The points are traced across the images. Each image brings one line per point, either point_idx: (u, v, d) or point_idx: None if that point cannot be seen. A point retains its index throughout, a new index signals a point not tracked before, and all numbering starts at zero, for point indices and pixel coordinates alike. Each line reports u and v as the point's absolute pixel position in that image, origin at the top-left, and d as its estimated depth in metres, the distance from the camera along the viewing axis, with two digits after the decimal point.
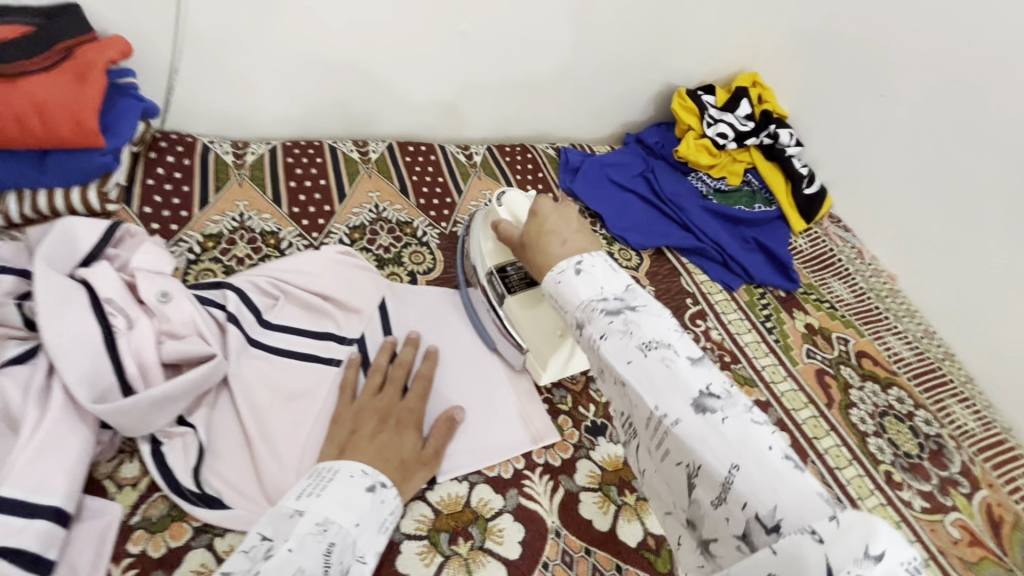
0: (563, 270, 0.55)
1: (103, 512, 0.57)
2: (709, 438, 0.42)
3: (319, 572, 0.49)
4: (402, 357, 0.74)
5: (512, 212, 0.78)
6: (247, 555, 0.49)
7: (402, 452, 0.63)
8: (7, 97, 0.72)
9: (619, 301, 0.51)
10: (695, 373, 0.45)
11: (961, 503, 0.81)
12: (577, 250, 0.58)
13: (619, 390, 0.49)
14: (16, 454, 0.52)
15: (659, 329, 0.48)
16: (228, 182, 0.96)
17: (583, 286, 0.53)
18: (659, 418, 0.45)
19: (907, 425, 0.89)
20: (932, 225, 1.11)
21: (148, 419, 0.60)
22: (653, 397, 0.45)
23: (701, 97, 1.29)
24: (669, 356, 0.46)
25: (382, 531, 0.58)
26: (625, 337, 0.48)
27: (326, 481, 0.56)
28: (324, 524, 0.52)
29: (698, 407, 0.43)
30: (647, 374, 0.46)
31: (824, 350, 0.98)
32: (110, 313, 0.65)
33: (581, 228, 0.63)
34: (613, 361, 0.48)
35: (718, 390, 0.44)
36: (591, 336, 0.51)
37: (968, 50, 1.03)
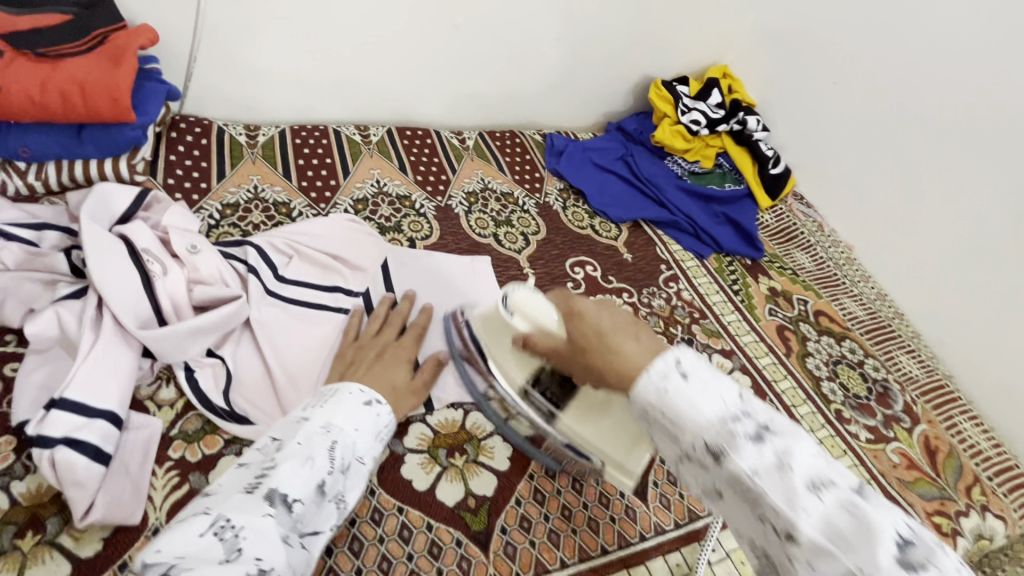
0: (667, 374, 0.48)
1: (146, 424, 0.65)
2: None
3: (327, 462, 0.55)
4: (401, 309, 0.83)
5: (528, 317, 0.68)
6: (259, 450, 0.55)
7: (394, 381, 0.71)
8: (53, 77, 0.81)
9: (751, 419, 0.45)
10: (881, 513, 0.39)
11: (902, 435, 0.91)
12: (657, 349, 0.51)
13: (784, 544, 0.41)
14: (76, 367, 0.61)
15: (810, 456, 0.43)
16: (242, 159, 1.05)
17: (703, 398, 0.46)
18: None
19: (858, 371, 0.99)
20: (884, 199, 1.23)
21: (183, 347, 0.69)
22: (848, 555, 0.38)
23: (675, 87, 1.41)
24: (846, 499, 0.40)
25: (378, 440, 0.64)
26: (783, 473, 0.42)
27: (326, 397, 0.63)
28: (328, 426, 0.58)
29: (904, 565, 0.37)
30: (830, 522, 0.40)
31: (785, 309, 1.09)
32: (147, 260, 0.74)
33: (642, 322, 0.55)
34: (782, 506, 0.41)
35: (907, 532, 0.39)
36: (736, 469, 0.43)
37: (910, 41, 1.15)
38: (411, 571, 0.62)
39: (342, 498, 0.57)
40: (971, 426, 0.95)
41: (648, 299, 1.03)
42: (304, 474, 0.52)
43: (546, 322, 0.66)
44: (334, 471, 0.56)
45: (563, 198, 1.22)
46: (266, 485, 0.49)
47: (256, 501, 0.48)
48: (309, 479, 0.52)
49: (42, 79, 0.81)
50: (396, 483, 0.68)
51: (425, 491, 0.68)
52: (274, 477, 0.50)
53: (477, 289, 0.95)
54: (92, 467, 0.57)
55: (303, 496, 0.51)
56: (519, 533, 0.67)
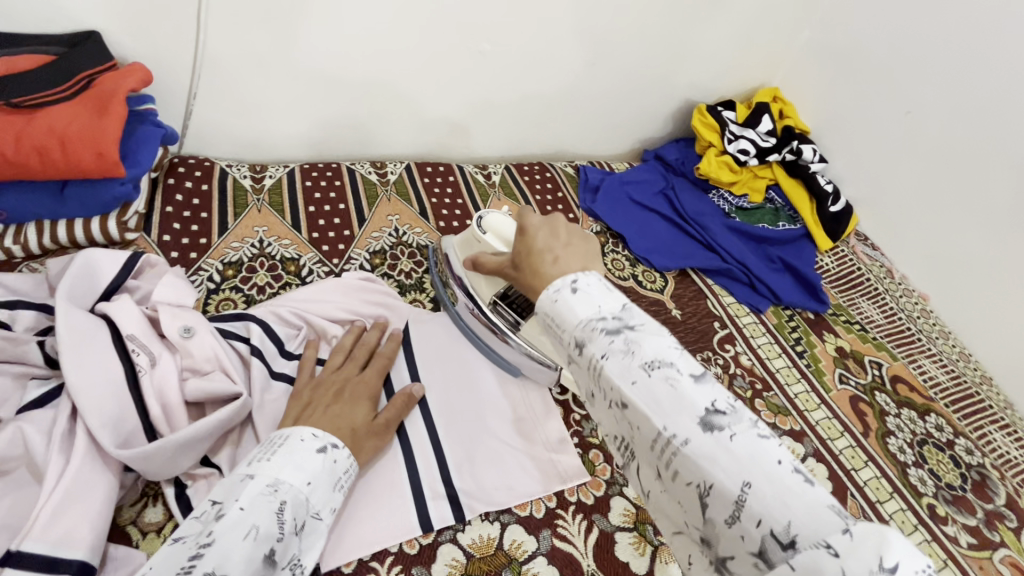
0: (558, 288, 0.46)
1: (127, 560, 0.55)
2: (720, 459, 0.36)
3: (275, 528, 0.46)
4: (367, 339, 0.76)
5: (496, 233, 0.76)
6: (197, 519, 0.46)
7: (353, 421, 0.63)
8: (30, 130, 0.71)
9: (618, 319, 0.43)
10: (699, 389, 0.39)
11: (1009, 538, 0.78)
12: (573, 268, 0.48)
13: (620, 414, 0.41)
14: (40, 504, 0.50)
15: (661, 346, 0.41)
16: (246, 208, 0.94)
17: (582, 304, 0.44)
18: (666, 440, 0.38)
19: (948, 455, 0.86)
20: (964, 245, 1.09)
21: (173, 462, 0.58)
22: (658, 417, 0.39)
23: (721, 113, 1.28)
24: (673, 374, 0.39)
25: (337, 489, 0.56)
26: (626, 356, 0.41)
27: (276, 446, 0.54)
28: (275, 483, 0.50)
29: (705, 425, 0.37)
30: (652, 396, 0.39)
31: (857, 374, 0.96)
32: (133, 351, 0.63)
33: (574, 241, 0.53)
34: (614, 381, 0.41)
35: (724, 405, 0.38)
36: (591, 357, 0.43)
37: (997, 67, 1.01)
38: None
39: (298, 563, 0.50)
40: None
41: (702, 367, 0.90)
42: (246, 550, 0.43)
43: (509, 234, 0.75)
44: (284, 536, 0.47)
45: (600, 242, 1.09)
46: (200, 570, 0.40)
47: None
48: (253, 553, 0.43)
49: (15, 134, 0.70)
50: None
51: None
52: (210, 556, 0.41)
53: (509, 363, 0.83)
54: None
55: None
56: None
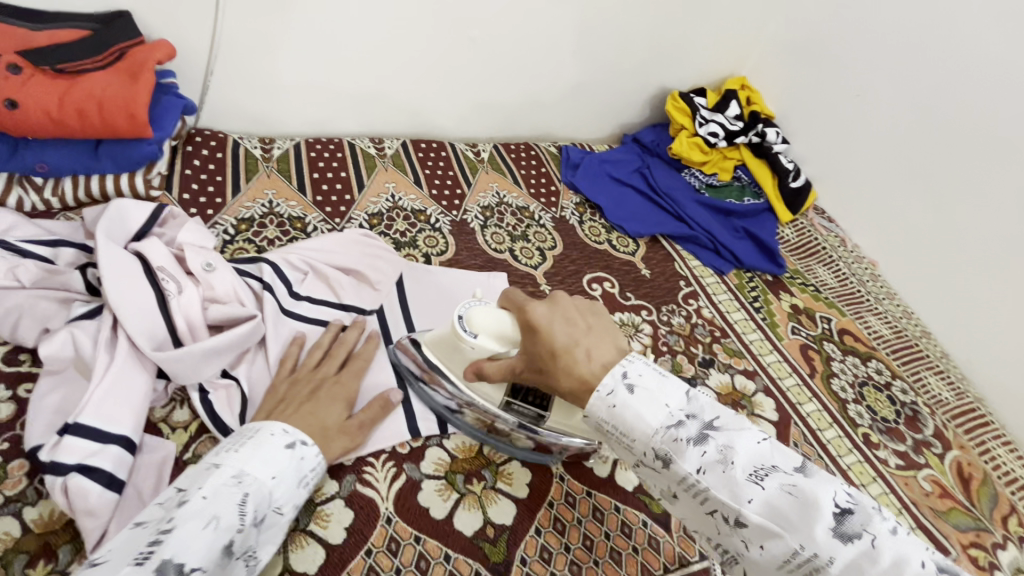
0: (613, 389, 0.54)
1: (160, 447, 0.64)
2: (864, 565, 0.43)
3: (235, 520, 0.50)
4: (345, 338, 0.77)
5: (494, 335, 0.67)
6: (161, 505, 0.50)
7: (324, 421, 0.64)
8: (71, 92, 0.81)
9: (694, 421, 0.51)
10: (817, 485, 0.47)
11: (934, 461, 0.88)
12: (607, 360, 0.57)
13: (735, 530, 0.49)
14: (90, 391, 0.60)
15: (754, 450, 0.49)
16: (257, 173, 1.04)
17: (647, 408, 0.52)
18: (804, 556, 0.45)
19: (885, 394, 0.96)
20: (909, 216, 1.20)
21: (198, 369, 0.68)
22: (791, 534, 0.46)
23: (693, 98, 1.39)
24: (787, 481, 0.47)
25: (302, 486, 0.58)
26: (726, 467, 0.49)
27: (246, 438, 0.57)
28: (239, 476, 0.53)
29: (840, 536, 0.44)
30: (773, 505, 0.47)
31: (808, 327, 1.06)
32: (162, 279, 0.73)
33: (591, 326, 0.60)
34: (727, 499, 0.48)
35: (845, 502, 0.46)
36: (686, 472, 0.50)
37: (935, 54, 1.13)
38: None
39: (253, 556, 0.53)
40: (1004, 452, 0.93)
41: (667, 317, 1.00)
42: (205, 539, 0.47)
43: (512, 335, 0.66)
44: (244, 528, 0.51)
45: (579, 212, 1.20)
46: (158, 556, 0.44)
47: (143, 575, 0.42)
48: (212, 542, 0.47)
49: (59, 95, 0.80)
50: (413, 510, 0.66)
51: (443, 518, 0.66)
52: (168, 544, 0.45)
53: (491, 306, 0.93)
54: (105, 494, 0.55)
55: (204, 562, 0.46)
56: (539, 565, 0.65)
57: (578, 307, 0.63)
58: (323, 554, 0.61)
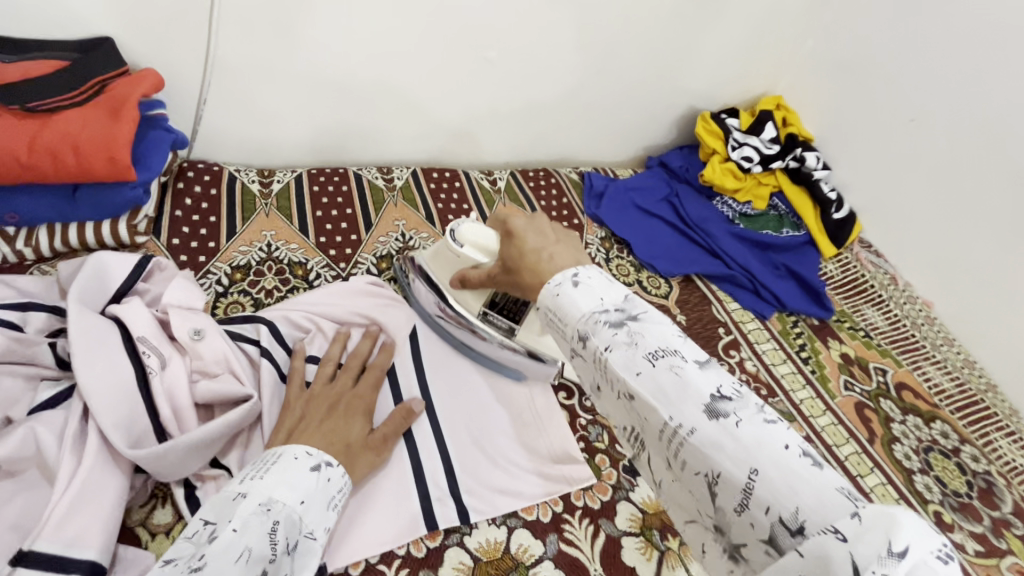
0: (560, 281, 0.46)
1: (137, 561, 0.55)
2: (724, 446, 0.36)
3: (266, 550, 0.49)
4: (359, 349, 0.75)
5: (476, 244, 0.72)
6: (190, 540, 0.48)
7: (348, 437, 0.63)
8: (43, 134, 0.72)
9: (621, 311, 0.43)
10: (704, 376, 0.39)
11: (1015, 545, 0.78)
12: (571, 262, 0.49)
13: (628, 406, 0.41)
14: (52, 505, 0.51)
15: (665, 334, 0.42)
16: (255, 212, 0.95)
17: (584, 296, 0.45)
18: (673, 431, 0.38)
19: (954, 461, 0.86)
20: (968, 253, 1.09)
21: (184, 464, 0.59)
22: (665, 407, 0.39)
23: (725, 120, 1.28)
24: (677, 363, 0.40)
25: (331, 508, 0.57)
26: (630, 348, 0.41)
27: (269, 464, 0.55)
28: (267, 504, 0.51)
29: (710, 412, 0.38)
30: (658, 386, 0.39)
31: (862, 381, 0.95)
32: (143, 352, 0.64)
33: (561, 237, 0.54)
34: (619, 373, 0.41)
35: (728, 391, 0.39)
36: (596, 349, 0.43)
37: (999, 76, 1.02)
38: None
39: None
40: None
41: None
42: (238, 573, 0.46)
43: (492, 246, 0.71)
44: (276, 557, 0.50)
45: (604, 248, 1.10)
46: None
47: None
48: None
49: (28, 137, 0.71)
50: None
51: None
52: None
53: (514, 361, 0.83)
54: None
55: None
56: None
57: (557, 226, 0.57)
58: None
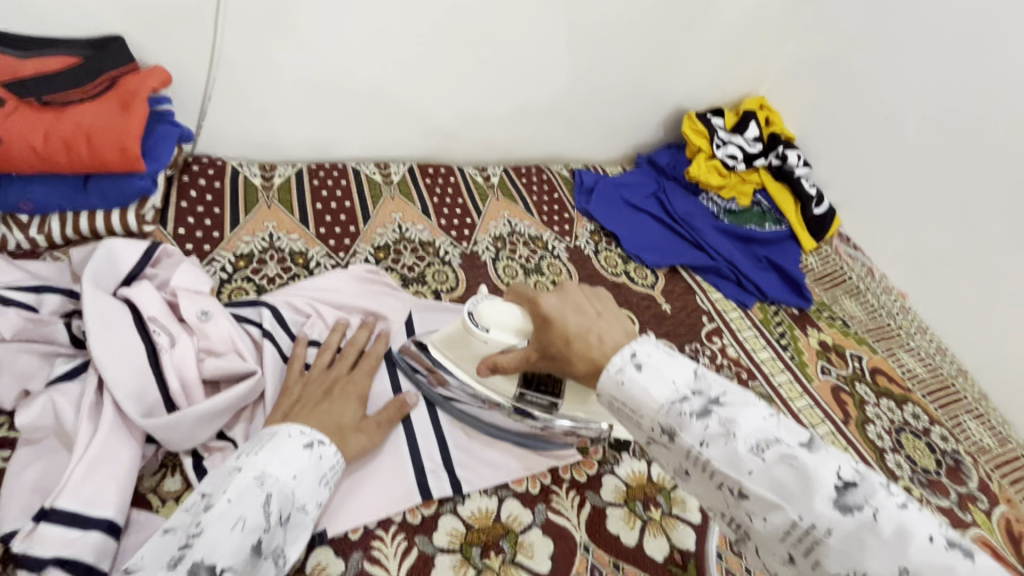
0: (621, 366, 0.48)
1: (149, 524, 0.58)
2: (867, 541, 0.37)
3: (261, 520, 0.51)
4: (356, 338, 0.78)
5: (499, 329, 0.65)
6: (187, 511, 0.51)
7: (340, 419, 0.65)
8: (58, 125, 0.76)
9: (699, 396, 0.45)
10: (819, 461, 0.41)
11: (980, 518, 0.82)
12: (621, 339, 0.51)
13: (735, 502, 0.43)
14: (71, 468, 0.54)
15: (758, 422, 0.43)
16: (257, 204, 0.99)
17: (654, 382, 0.46)
18: (805, 530, 0.39)
19: (924, 441, 0.91)
20: (941, 246, 1.14)
21: (192, 434, 0.62)
22: (792, 506, 0.40)
23: (710, 119, 1.33)
24: (788, 452, 0.41)
25: (323, 483, 0.59)
26: (728, 440, 0.43)
27: (264, 441, 0.58)
28: (261, 477, 0.54)
29: (842, 509, 0.39)
30: (775, 480, 0.41)
31: (838, 366, 1.00)
32: (154, 330, 0.67)
33: (603, 310, 0.54)
34: (730, 471, 0.42)
35: (849, 476, 0.40)
36: (688, 446, 0.44)
37: (970, 76, 1.07)
38: None
39: (281, 553, 0.55)
40: None
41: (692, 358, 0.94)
42: (234, 540, 0.48)
43: (524, 326, 0.64)
44: (270, 527, 0.52)
45: (594, 241, 1.14)
46: (190, 558, 0.46)
47: None
48: (240, 543, 0.49)
49: (44, 128, 0.75)
50: None
51: None
52: (200, 546, 0.47)
53: None
54: None
55: (235, 562, 0.48)
56: None
57: (587, 294, 0.57)
58: None
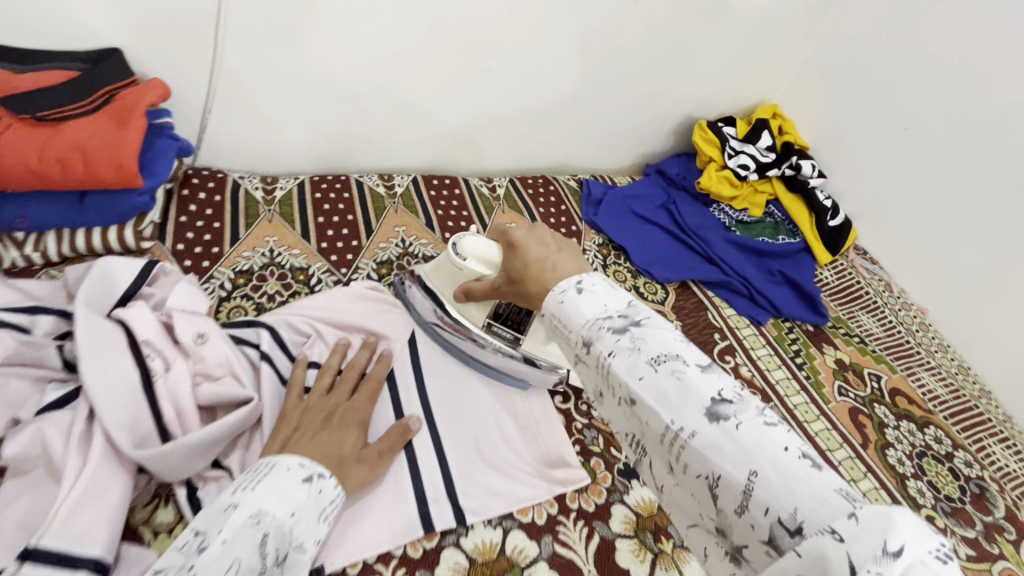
0: (564, 288, 0.47)
1: (138, 559, 0.56)
2: (725, 448, 0.36)
3: (257, 562, 0.48)
4: (356, 360, 0.76)
5: (478, 258, 0.70)
6: (178, 551, 0.46)
7: (340, 449, 0.62)
8: (53, 143, 0.74)
9: (623, 317, 0.44)
10: (705, 380, 0.39)
11: (1008, 550, 0.79)
12: (574, 271, 0.50)
13: (628, 410, 0.42)
14: (59, 502, 0.52)
15: (665, 339, 0.42)
16: (257, 218, 0.97)
17: (588, 303, 0.45)
18: (674, 434, 0.39)
19: (947, 466, 0.87)
20: (963, 261, 1.10)
21: (186, 465, 0.60)
22: (666, 411, 0.39)
23: (722, 128, 1.30)
24: (679, 367, 0.40)
25: (323, 519, 0.56)
26: (633, 353, 0.41)
27: (261, 475, 0.54)
28: (258, 515, 0.50)
29: (712, 417, 0.38)
30: (660, 392, 0.39)
31: (856, 387, 0.97)
32: (148, 355, 0.66)
33: (564, 247, 0.55)
34: (623, 377, 0.41)
35: (730, 394, 0.39)
36: (599, 354, 0.43)
37: (992, 85, 1.04)
38: None
39: None
40: None
41: None
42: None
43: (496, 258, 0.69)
44: (265, 570, 0.49)
45: (602, 254, 1.12)
46: None
47: None
48: None
49: (38, 145, 0.73)
50: None
51: None
52: None
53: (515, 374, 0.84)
54: None
55: None
56: None
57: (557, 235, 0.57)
58: None
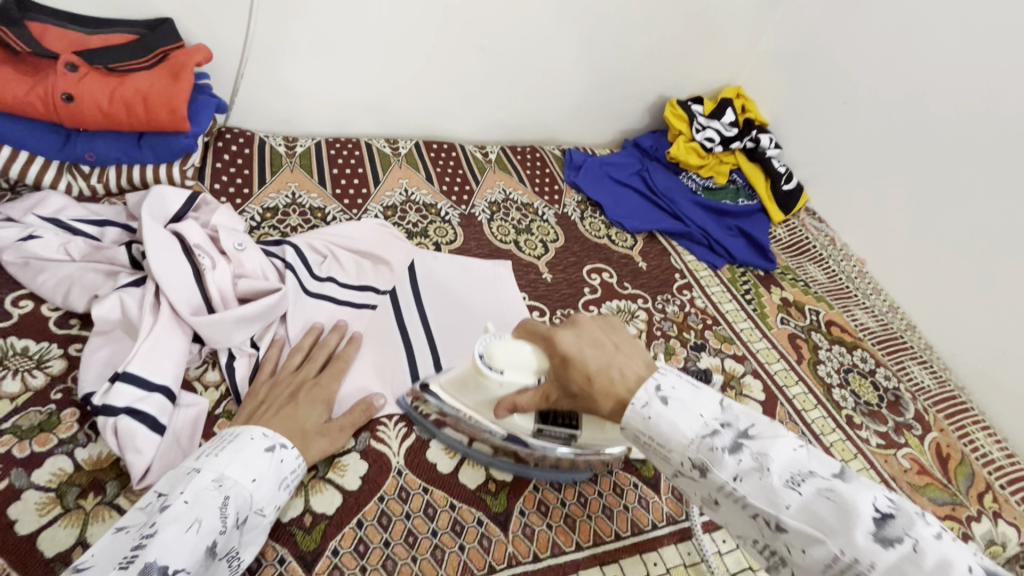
0: (647, 401, 0.55)
1: (194, 403, 0.71)
2: (907, 570, 0.43)
3: (218, 523, 0.53)
4: (328, 341, 0.79)
5: (515, 363, 0.63)
6: (144, 511, 0.53)
7: (303, 424, 0.67)
8: (120, 89, 0.90)
9: (728, 430, 0.53)
10: (853, 490, 0.47)
11: (913, 441, 0.94)
12: (638, 374, 0.58)
13: (774, 533, 0.49)
14: (138, 343, 0.68)
15: (789, 457, 0.50)
16: (281, 168, 1.12)
17: (683, 420, 0.53)
18: (846, 561, 0.45)
19: (869, 380, 1.02)
20: (896, 217, 1.25)
21: (229, 334, 0.75)
22: (831, 539, 0.46)
23: (690, 106, 1.46)
24: (824, 488, 0.48)
25: (283, 487, 0.61)
26: (762, 474, 0.50)
27: (225, 443, 0.60)
28: (220, 480, 0.56)
29: (881, 541, 0.45)
30: (810, 510, 0.47)
31: (797, 318, 1.11)
32: (199, 255, 0.80)
33: (618, 345, 0.61)
34: (767, 506, 0.49)
35: (885, 509, 0.46)
36: (723, 480, 0.51)
37: (918, 64, 1.19)
38: (435, 545, 0.66)
39: (236, 555, 0.57)
40: (982, 436, 0.98)
41: (661, 305, 1.07)
42: (189, 541, 0.49)
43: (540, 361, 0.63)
44: (226, 530, 0.54)
45: (580, 209, 1.27)
46: (141, 560, 0.46)
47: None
48: (195, 544, 0.50)
49: (109, 90, 0.89)
50: (422, 465, 0.73)
51: (449, 472, 0.73)
52: (153, 546, 0.47)
53: (500, 293, 0.99)
54: (150, 434, 0.64)
55: (188, 564, 0.49)
56: (536, 516, 0.71)
57: (601, 330, 0.63)
58: (340, 499, 0.68)
